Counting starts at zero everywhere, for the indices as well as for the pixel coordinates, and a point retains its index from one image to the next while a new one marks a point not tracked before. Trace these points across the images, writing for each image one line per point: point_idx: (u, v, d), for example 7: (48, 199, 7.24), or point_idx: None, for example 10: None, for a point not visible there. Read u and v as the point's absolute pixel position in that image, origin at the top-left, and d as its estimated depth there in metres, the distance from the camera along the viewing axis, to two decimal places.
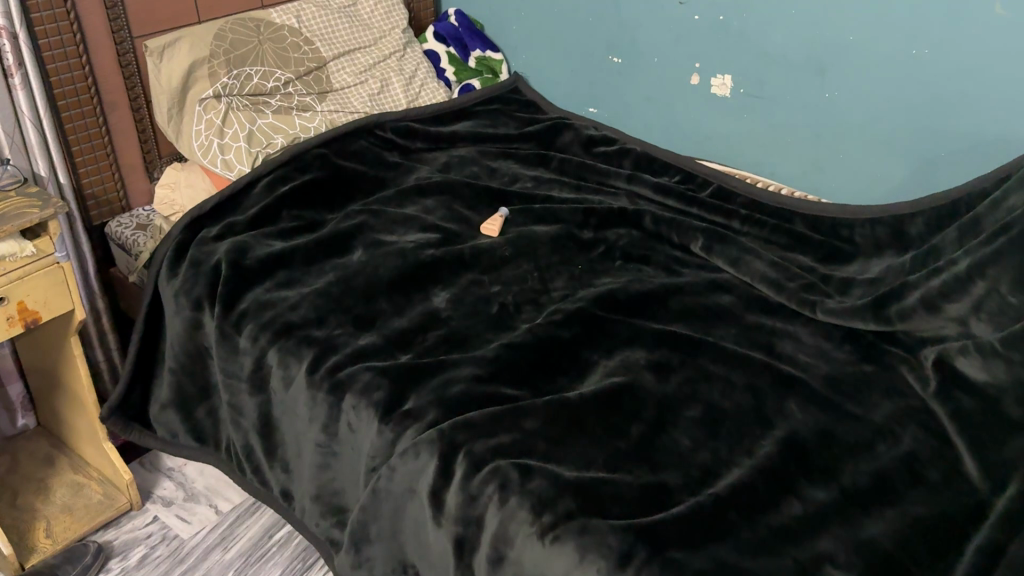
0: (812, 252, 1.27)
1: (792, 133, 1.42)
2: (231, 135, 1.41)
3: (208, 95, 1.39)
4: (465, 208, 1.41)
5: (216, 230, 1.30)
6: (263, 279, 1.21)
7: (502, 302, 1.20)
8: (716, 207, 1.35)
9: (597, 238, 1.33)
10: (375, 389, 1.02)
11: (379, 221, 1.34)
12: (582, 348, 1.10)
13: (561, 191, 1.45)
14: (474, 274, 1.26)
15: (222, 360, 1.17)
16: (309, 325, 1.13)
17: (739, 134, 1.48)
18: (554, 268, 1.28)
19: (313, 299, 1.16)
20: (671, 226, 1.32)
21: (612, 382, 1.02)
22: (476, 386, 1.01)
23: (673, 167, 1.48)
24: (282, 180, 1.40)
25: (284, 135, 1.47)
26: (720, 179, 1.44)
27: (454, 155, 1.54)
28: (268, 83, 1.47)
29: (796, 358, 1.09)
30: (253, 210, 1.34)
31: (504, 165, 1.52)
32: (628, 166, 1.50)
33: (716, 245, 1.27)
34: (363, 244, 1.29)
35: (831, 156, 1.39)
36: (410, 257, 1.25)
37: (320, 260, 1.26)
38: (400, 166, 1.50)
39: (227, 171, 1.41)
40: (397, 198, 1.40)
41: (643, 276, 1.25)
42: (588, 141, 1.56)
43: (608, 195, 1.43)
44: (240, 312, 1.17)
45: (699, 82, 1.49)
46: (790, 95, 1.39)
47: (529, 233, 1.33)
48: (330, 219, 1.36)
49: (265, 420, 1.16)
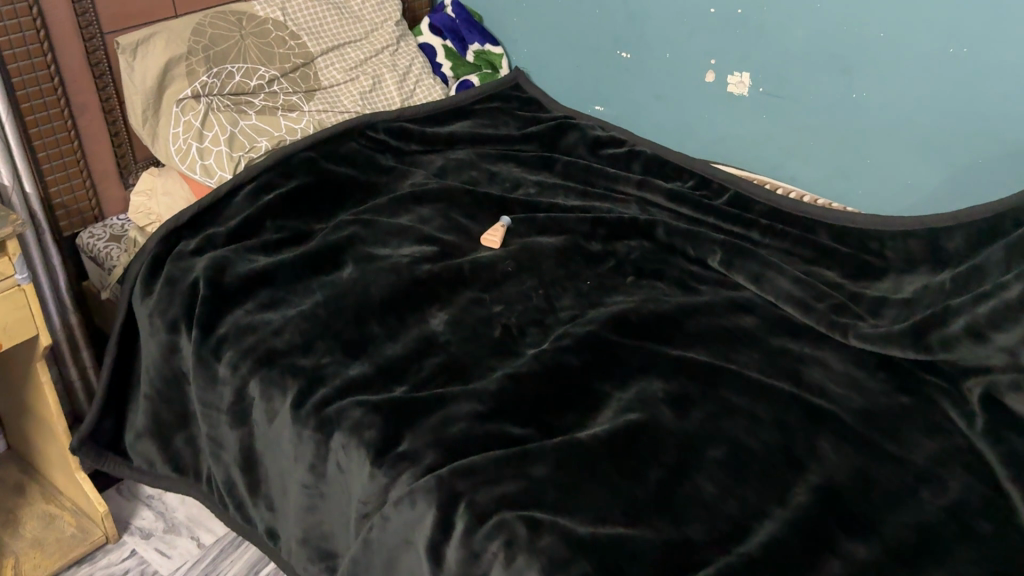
0: (838, 267, 1.18)
1: (815, 136, 1.32)
2: (211, 139, 1.31)
3: (186, 96, 1.29)
4: (463, 217, 1.31)
5: (195, 243, 1.20)
6: (245, 299, 1.12)
7: (505, 323, 1.11)
8: (735, 217, 1.26)
9: (606, 251, 1.24)
10: (367, 428, 0.93)
11: (371, 233, 1.25)
12: (593, 378, 1.00)
13: (566, 199, 1.35)
14: (474, 292, 1.16)
15: (201, 389, 1.08)
16: (294, 352, 1.03)
17: (757, 136, 1.38)
18: (560, 285, 1.18)
19: (299, 322, 1.07)
20: (687, 238, 1.23)
21: (628, 419, 0.92)
22: (478, 424, 0.92)
23: (686, 172, 1.39)
24: (267, 187, 1.30)
25: (269, 138, 1.37)
26: (738, 186, 1.34)
27: (451, 157, 1.43)
28: (251, 82, 1.37)
29: (827, 389, 0.99)
30: (235, 221, 1.24)
31: (505, 170, 1.42)
32: (637, 169, 1.41)
33: (736, 259, 1.17)
34: (353, 259, 1.20)
35: (858, 162, 1.29)
36: (404, 274, 1.16)
37: (307, 277, 1.16)
38: (393, 170, 1.40)
39: (207, 177, 1.31)
40: (391, 206, 1.30)
41: (657, 294, 1.15)
42: (595, 142, 1.47)
43: (617, 203, 1.34)
44: (219, 336, 1.08)
45: (714, 80, 1.39)
46: (814, 96, 1.29)
47: (533, 245, 1.24)
48: (318, 230, 1.27)
49: (248, 454, 1.06)
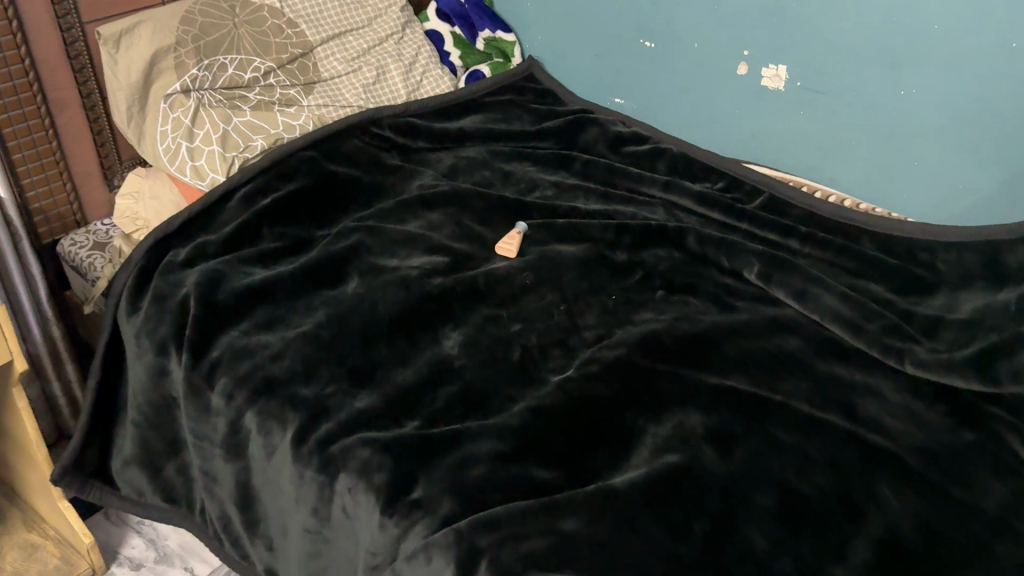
0: (886, 281, 1.08)
1: (857, 136, 1.22)
2: (202, 137, 1.21)
3: (175, 90, 1.18)
4: (476, 222, 1.21)
5: (185, 253, 1.11)
6: (240, 317, 1.02)
7: (525, 345, 1.01)
8: (771, 223, 1.16)
9: (632, 262, 1.14)
10: (376, 470, 0.84)
11: (377, 241, 1.15)
12: (623, 410, 0.91)
13: (586, 202, 1.25)
14: (490, 308, 1.06)
15: (193, 419, 0.98)
16: (294, 380, 0.94)
17: (792, 134, 1.28)
18: (583, 300, 1.09)
19: (299, 345, 0.97)
20: (721, 248, 1.13)
21: (666, 462, 0.83)
22: (500, 468, 0.82)
23: (715, 172, 1.29)
24: (262, 191, 1.20)
25: (265, 137, 1.26)
26: (772, 188, 1.24)
27: (461, 155, 1.33)
28: (245, 74, 1.26)
29: (883, 424, 0.90)
30: (228, 228, 1.14)
31: (520, 169, 1.32)
32: (663, 168, 1.31)
33: (776, 272, 1.08)
34: (359, 272, 1.10)
35: (904, 166, 1.19)
36: (414, 290, 1.06)
37: (308, 292, 1.06)
38: (399, 170, 1.30)
39: (198, 179, 1.21)
40: (398, 211, 1.20)
41: (690, 312, 1.05)
42: (616, 139, 1.36)
43: (642, 207, 1.24)
44: (212, 361, 0.98)
45: (747, 73, 1.28)
46: (857, 92, 1.18)
47: (553, 255, 1.14)
48: (319, 238, 1.17)
49: (244, 489, 0.97)
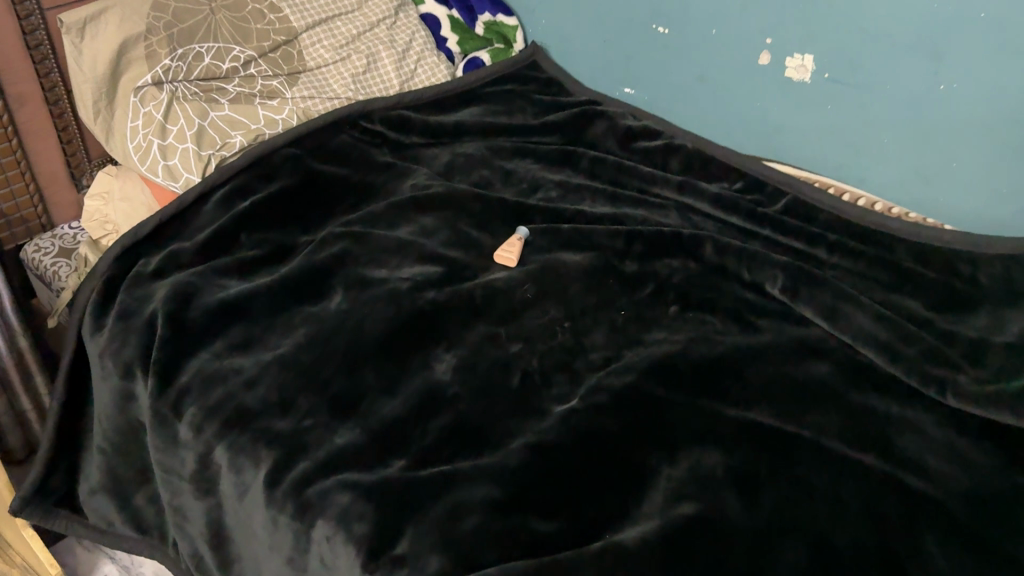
0: (923, 297, 0.99)
1: (890, 133, 1.11)
2: (176, 134, 1.11)
3: (145, 82, 1.09)
4: (473, 227, 1.11)
5: (156, 262, 1.02)
6: (212, 337, 0.93)
7: (526, 369, 0.92)
8: (798, 230, 1.07)
9: (644, 273, 1.05)
10: (357, 519, 0.75)
11: (365, 250, 1.05)
12: (634, 447, 0.82)
13: (593, 204, 1.15)
14: (488, 326, 0.97)
15: (160, 451, 0.90)
16: (269, 412, 0.84)
17: (818, 130, 1.18)
18: (590, 316, 0.99)
19: (276, 370, 0.88)
20: (741, 258, 1.03)
21: (682, 514, 0.74)
22: (496, 518, 0.73)
23: (734, 171, 1.19)
24: (243, 192, 1.11)
25: (245, 133, 1.16)
26: (797, 190, 1.14)
27: (458, 152, 1.23)
28: (223, 64, 1.15)
29: (924, 465, 0.81)
30: (203, 234, 1.05)
31: (522, 167, 1.22)
32: (676, 167, 1.21)
33: (803, 287, 0.98)
34: (344, 284, 1.00)
35: (942, 167, 1.09)
36: (404, 307, 0.97)
37: (288, 307, 0.97)
38: (391, 168, 1.20)
39: (171, 180, 1.11)
40: (388, 215, 1.11)
41: (708, 332, 0.96)
42: (626, 133, 1.26)
43: (655, 210, 1.14)
44: (181, 387, 0.89)
45: (770, 62, 1.17)
46: (892, 86, 1.08)
47: (558, 263, 1.06)
48: (303, 245, 1.07)
49: (217, 529, 0.88)
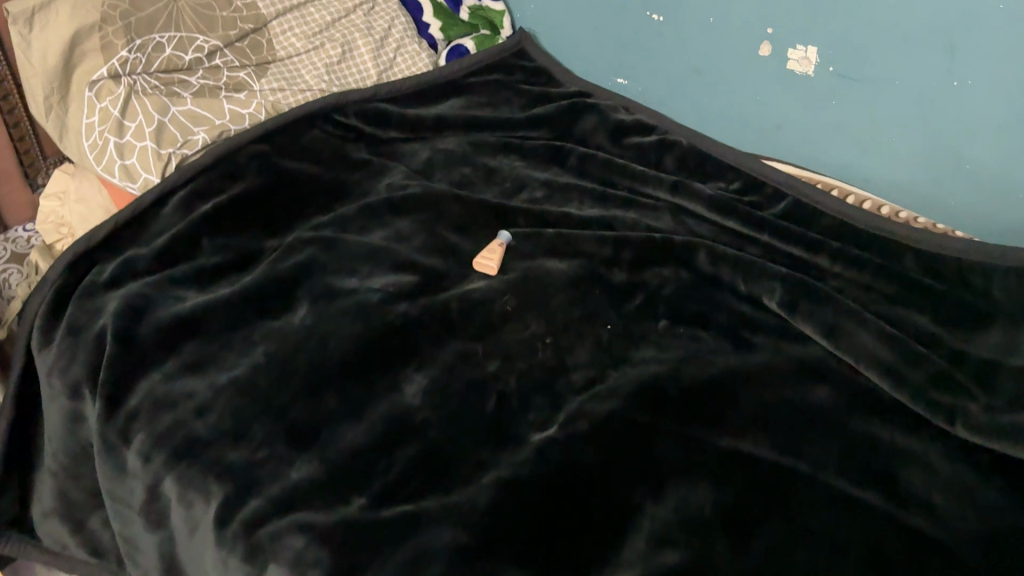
0: (932, 313, 0.92)
1: (899, 131, 1.04)
2: (134, 131, 1.03)
3: (101, 76, 1.01)
4: (451, 231, 1.04)
5: (110, 271, 0.95)
6: (165, 356, 0.86)
7: (502, 392, 0.85)
8: (799, 236, 1.00)
9: (632, 283, 0.98)
10: (309, 566, 0.68)
11: (334, 257, 0.98)
12: (616, 483, 0.75)
13: (581, 207, 1.08)
14: (463, 342, 0.90)
15: (109, 479, 0.84)
16: (221, 442, 0.78)
17: (821, 126, 1.10)
18: (574, 330, 0.92)
19: (230, 396, 0.82)
20: (737, 268, 0.97)
21: (664, 563, 0.68)
22: (461, 567, 0.67)
23: (731, 170, 1.11)
24: (206, 193, 1.04)
25: (209, 129, 1.09)
26: (797, 192, 1.07)
27: (438, 147, 1.16)
28: (186, 55, 1.08)
29: (931, 505, 0.75)
30: (162, 239, 0.98)
31: (506, 165, 1.14)
32: (670, 165, 1.13)
33: (803, 302, 0.92)
34: (310, 296, 0.93)
35: (954, 169, 1.02)
36: (373, 321, 0.91)
37: (248, 321, 0.90)
38: (367, 166, 1.13)
39: (128, 181, 1.04)
40: (361, 218, 1.04)
41: (700, 350, 0.89)
42: (617, 128, 1.18)
43: (646, 213, 1.07)
44: (129, 412, 0.83)
45: (770, 54, 1.10)
46: (901, 81, 1.00)
47: (540, 272, 0.99)
48: (269, 250, 1.00)
49: (170, 562, 0.82)
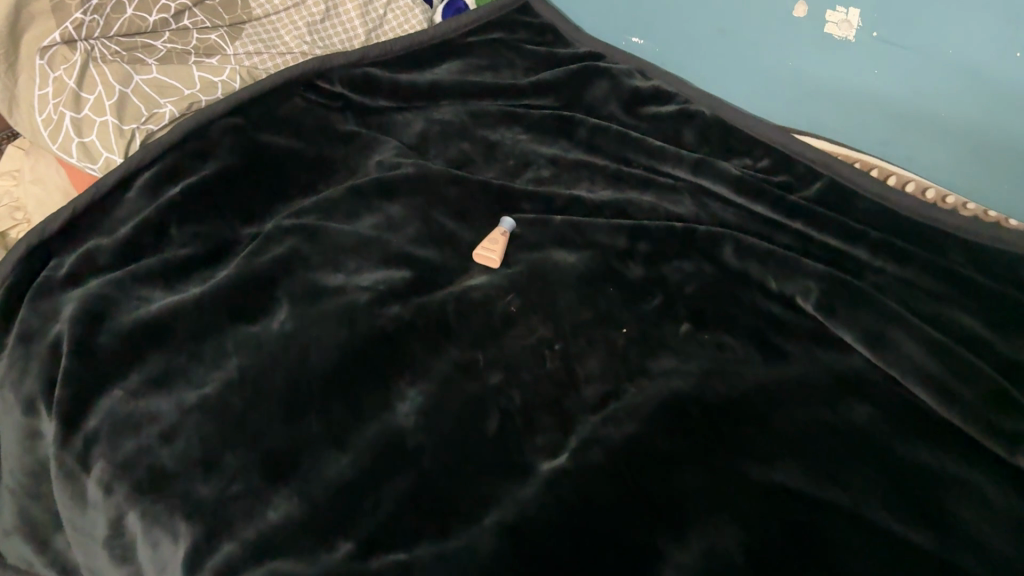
0: (983, 314, 0.83)
1: (948, 106, 0.93)
2: (92, 104, 0.92)
3: (54, 42, 0.88)
4: (448, 217, 0.94)
5: (68, 266, 0.85)
6: (127, 369, 0.77)
7: (505, 410, 0.76)
8: (835, 223, 0.91)
9: (650, 280, 0.88)
10: None
11: (318, 250, 0.88)
12: (632, 521, 0.66)
13: (591, 188, 0.98)
14: (462, 350, 0.81)
15: (68, 510, 0.74)
16: (190, 474, 0.69)
17: (860, 97, 1.00)
18: (584, 336, 0.83)
19: (199, 419, 0.73)
20: (767, 264, 0.87)
21: None
22: None
23: (759, 144, 1.01)
24: (173, 173, 0.94)
25: (176, 101, 0.98)
26: (833, 171, 0.97)
27: (434, 118, 1.05)
28: (149, 17, 0.95)
29: (987, 545, 0.66)
30: (125, 230, 0.88)
31: (509, 138, 1.04)
32: (690, 139, 1.02)
33: (841, 304, 0.82)
34: (291, 296, 0.84)
35: (1011, 150, 0.91)
36: (361, 327, 0.81)
37: (221, 326, 0.81)
38: (354, 140, 1.02)
39: (88, 161, 0.93)
40: (348, 201, 0.94)
41: (725, 361, 0.80)
42: (631, 97, 1.07)
43: (664, 197, 0.96)
44: (88, 435, 0.74)
45: (806, 15, 0.98)
46: (954, 50, 0.89)
47: (546, 267, 0.89)
48: (244, 239, 0.91)
49: None
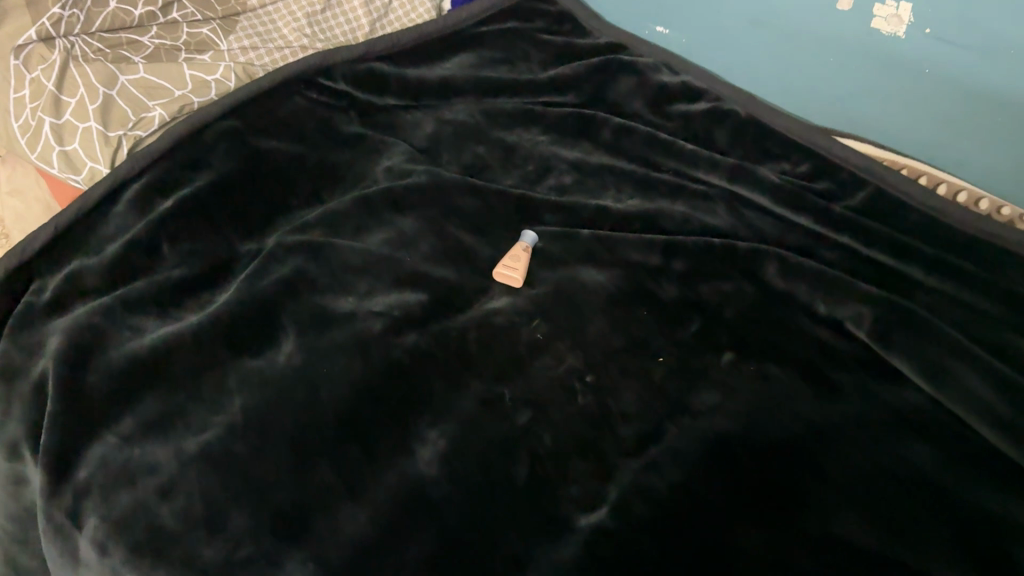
0: None
1: (1007, 108, 0.87)
2: (75, 108, 0.83)
3: (29, 40, 0.80)
4: (465, 231, 0.87)
5: (52, 289, 0.78)
6: (122, 412, 0.70)
7: (536, 453, 0.70)
8: (884, 238, 0.84)
9: (687, 302, 0.82)
10: None
11: (325, 270, 0.81)
12: None
13: (618, 196, 0.91)
14: (486, 384, 0.74)
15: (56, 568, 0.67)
16: (194, 535, 0.63)
17: (909, 97, 0.94)
18: (618, 366, 0.77)
19: (203, 472, 0.66)
20: (817, 286, 0.81)
21: None
22: None
23: (796, 148, 0.94)
24: (165, 184, 0.86)
25: (167, 103, 0.89)
26: (880, 180, 0.90)
27: (445, 118, 0.98)
28: (136, 10, 0.88)
29: None
30: (115, 248, 0.81)
31: (527, 140, 0.97)
32: (722, 142, 0.96)
33: (897, 330, 0.77)
34: (298, 323, 0.77)
35: None
36: (376, 360, 0.74)
37: (223, 360, 0.74)
38: (360, 143, 0.95)
39: (71, 172, 0.85)
40: (356, 214, 0.87)
41: (772, 396, 0.74)
42: (658, 93, 1.01)
43: (698, 206, 0.90)
44: (79, 486, 0.66)
45: (852, 9, 0.92)
46: (1017, 50, 0.83)
47: (574, 287, 0.82)
48: (245, 256, 0.84)
49: None
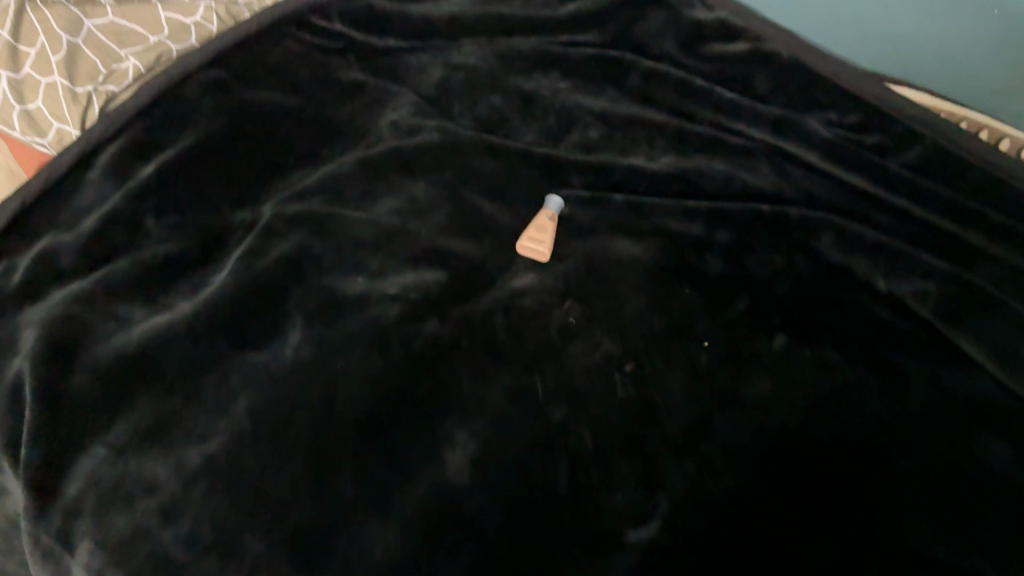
0: None
1: None
2: (35, 59, 0.73)
3: None
4: (485, 197, 0.79)
5: (24, 271, 0.69)
6: (111, 417, 0.61)
7: (577, 456, 0.63)
8: (946, 204, 0.77)
9: (734, 278, 0.75)
10: None
11: (332, 246, 0.73)
12: None
13: (651, 155, 0.84)
14: (517, 376, 0.67)
15: None
16: (203, 565, 0.55)
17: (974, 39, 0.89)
18: (661, 352, 0.70)
19: (208, 488, 0.58)
20: (878, 262, 0.75)
21: None
22: None
23: (846, 97, 0.87)
24: (147, 149, 0.77)
25: (141, 51, 0.79)
26: (939, 132, 0.82)
27: (455, 62, 0.89)
28: None
29: None
30: (93, 221, 0.72)
31: (546, 86, 0.89)
32: (762, 90, 0.89)
33: (965, 313, 0.71)
34: (306, 306, 0.69)
35: None
36: (395, 351, 0.67)
37: (224, 352, 0.65)
38: (363, 93, 0.86)
39: (36, 135, 0.76)
40: (362, 179, 0.78)
41: (832, 386, 0.68)
42: (693, 34, 0.93)
43: (739, 164, 0.82)
44: (68, 505, 0.58)
45: None
46: None
47: (609, 262, 0.75)
48: (239, 227, 0.74)
49: None
